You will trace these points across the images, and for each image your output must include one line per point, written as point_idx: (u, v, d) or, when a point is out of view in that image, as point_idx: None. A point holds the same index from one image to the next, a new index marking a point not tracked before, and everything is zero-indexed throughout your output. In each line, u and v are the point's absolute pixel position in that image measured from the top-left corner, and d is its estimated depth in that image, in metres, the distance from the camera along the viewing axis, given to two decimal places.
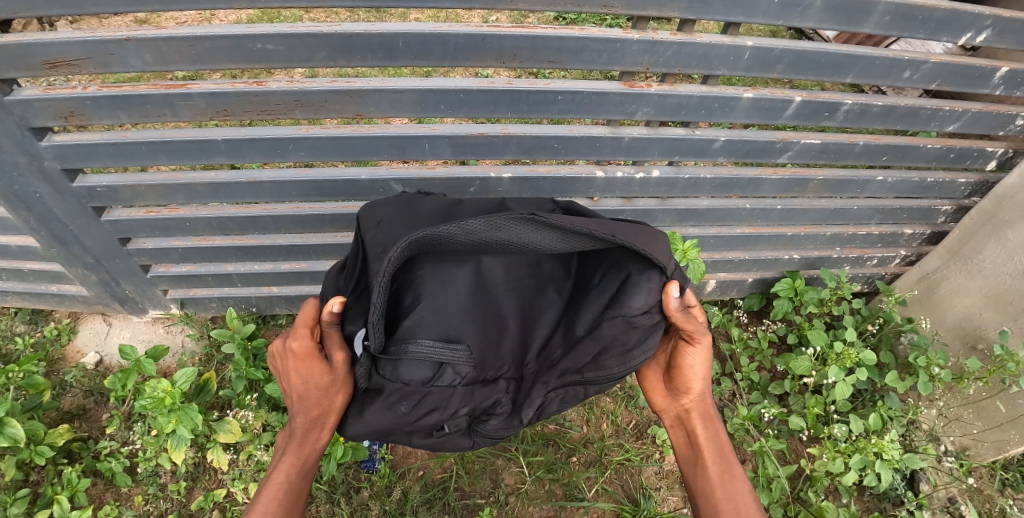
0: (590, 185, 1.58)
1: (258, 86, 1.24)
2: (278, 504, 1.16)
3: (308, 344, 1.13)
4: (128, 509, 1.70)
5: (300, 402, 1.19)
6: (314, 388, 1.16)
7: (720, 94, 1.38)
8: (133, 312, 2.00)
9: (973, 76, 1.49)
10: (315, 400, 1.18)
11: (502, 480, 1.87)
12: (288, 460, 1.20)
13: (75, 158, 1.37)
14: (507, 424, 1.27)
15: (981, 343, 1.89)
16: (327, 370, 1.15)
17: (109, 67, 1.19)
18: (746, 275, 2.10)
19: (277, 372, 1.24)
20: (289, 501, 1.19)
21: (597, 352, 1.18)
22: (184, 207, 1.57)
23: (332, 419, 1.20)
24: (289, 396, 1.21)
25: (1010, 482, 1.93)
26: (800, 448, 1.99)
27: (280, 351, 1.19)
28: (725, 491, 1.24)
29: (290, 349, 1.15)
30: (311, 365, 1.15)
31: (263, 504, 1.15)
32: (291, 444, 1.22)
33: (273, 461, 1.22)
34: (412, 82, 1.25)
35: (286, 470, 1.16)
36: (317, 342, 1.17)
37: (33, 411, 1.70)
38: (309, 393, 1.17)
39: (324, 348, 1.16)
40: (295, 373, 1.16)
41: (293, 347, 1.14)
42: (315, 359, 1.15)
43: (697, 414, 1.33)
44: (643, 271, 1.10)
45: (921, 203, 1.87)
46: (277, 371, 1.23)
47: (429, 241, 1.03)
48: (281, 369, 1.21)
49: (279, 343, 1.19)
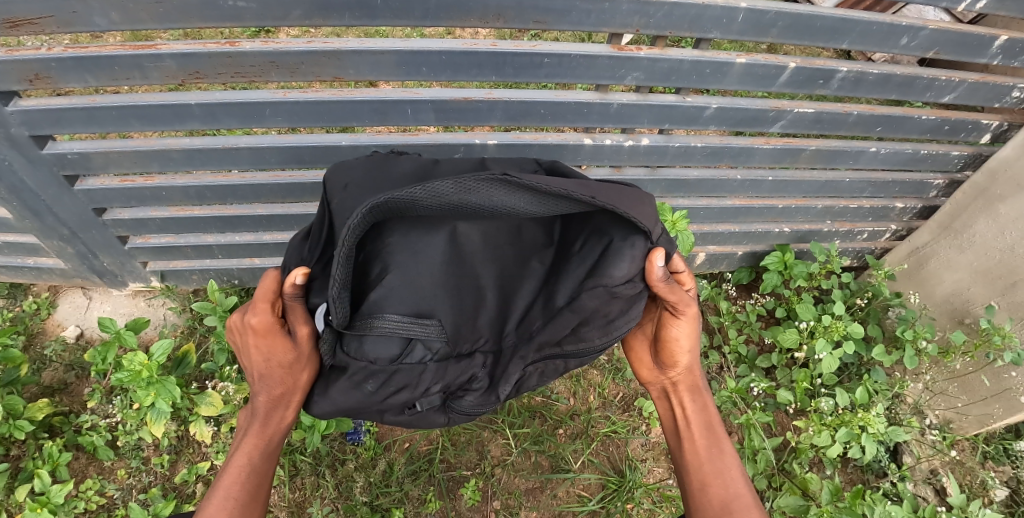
0: (578, 152, 1.54)
1: (232, 47, 1.18)
2: (240, 486, 1.14)
3: (269, 319, 1.10)
4: (111, 483, 1.68)
5: (262, 381, 1.18)
6: (277, 365, 1.14)
7: (712, 59, 1.34)
8: (113, 285, 1.96)
9: (970, 44, 1.45)
10: (277, 378, 1.16)
11: (488, 451, 1.86)
12: (251, 441, 1.19)
13: (43, 125, 1.31)
14: (483, 400, 1.25)
15: (968, 318, 1.89)
16: (290, 347, 1.12)
17: (75, 26, 1.13)
18: (736, 248, 2.08)
19: (237, 348, 1.21)
20: (252, 483, 1.17)
21: (577, 323, 1.16)
22: (160, 176, 1.52)
23: (296, 397, 1.19)
24: (251, 374, 1.19)
25: (992, 455, 1.94)
26: (786, 420, 2.02)
27: (238, 326, 1.15)
28: (713, 466, 1.22)
29: (249, 325, 1.11)
30: (274, 341, 1.12)
31: (225, 487, 1.13)
32: (254, 424, 1.20)
33: (234, 443, 1.20)
34: (391, 43, 1.20)
35: (250, 451, 1.14)
36: (279, 315, 1.13)
37: (11, 386, 1.67)
38: (271, 371, 1.15)
39: (287, 322, 1.13)
40: (256, 349, 1.14)
41: (254, 323, 1.10)
42: (277, 335, 1.11)
43: (684, 386, 1.32)
44: (626, 238, 1.05)
45: (914, 176, 1.85)
46: (238, 346, 1.20)
47: (393, 205, 0.98)
48: (241, 347, 1.18)
49: (238, 317, 1.14)
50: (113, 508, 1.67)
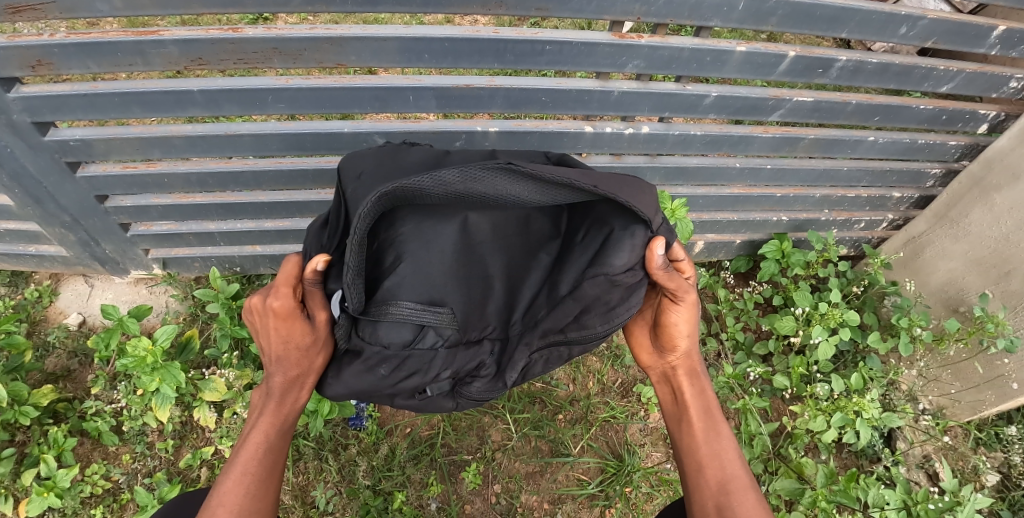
0: (578, 140, 1.56)
1: (234, 33, 1.19)
2: (257, 463, 1.13)
3: (290, 304, 1.10)
4: (116, 467, 1.70)
5: (278, 362, 1.16)
6: (294, 348, 1.13)
7: (712, 47, 1.35)
8: (115, 273, 1.97)
9: (969, 34, 1.46)
10: (294, 360, 1.15)
11: (489, 436, 1.88)
12: (267, 420, 1.17)
13: (46, 111, 1.31)
14: (491, 386, 1.29)
15: (962, 306, 1.91)
16: (309, 331, 1.12)
17: (77, 11, 1.13)
18: (734, 237, 2.10)
19: (253, 329, 1.20)
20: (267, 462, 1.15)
21: (579, 312, 1.18)
22: (162, 162, 1.53)
23: (311, 379, 1.18)
24: (267, 355, 1.18)
25: (983, 441, 1.97)
26: (782, 406, 2.03)
27: (258, 308, 1.14)
28: (710, 448, 1.23)
29: (270, 308, 1.11)
30: (292, 325, 1.12)
31: (243, 462, 1.11)
32: (269, 404, 1.19)
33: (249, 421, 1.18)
34: (394, 29, 1.21)
35: (266, 429, 1.12)
36: (299, 300, 1.13)
37: (15, 372, 1.68)
38: (288, 353, 1.14)
39: (306, 307, 1.13)
40: (274, 332, 1.13)
41: (274, 306, 1.11)
42: (296, 319, 1.11)
43: (683, 371, 1.33)
44: (627, 227, 1.06)
45: (911, 165, 1.86)
46: (253, 327, 1.19)
47: (400, 193, 1.00)
48: (258, 331, 1.17)
49: (258, 300, 1.14)
50: (118, 492, 1.69)
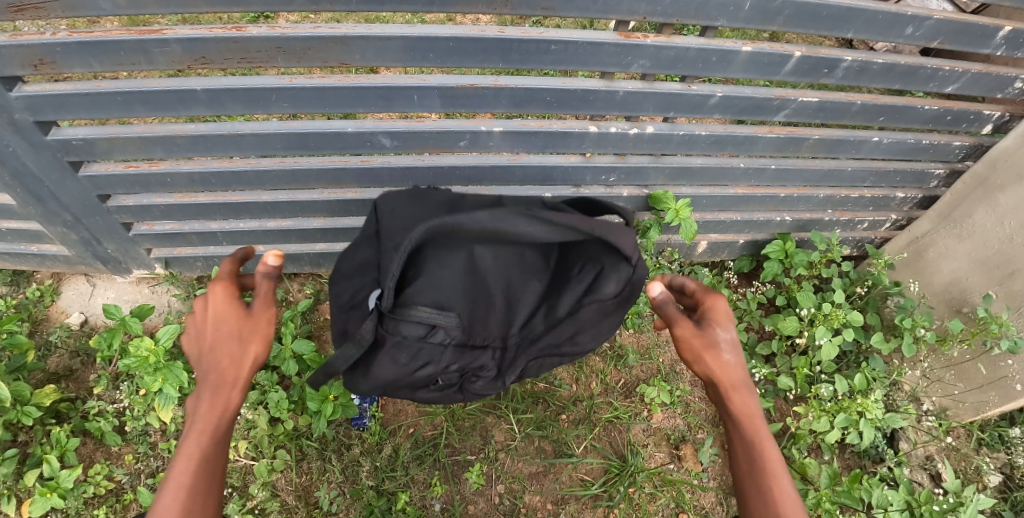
0: (583, 140, 1.55)
1: (238, 32, 1.18)
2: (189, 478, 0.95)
3: (230, 296, 1.12)
4: (119, 468, 1.70)
5: (208, 363, 1.05)
6: (229, 339, 1.07)
7: (718, 47, 1.35)
8: (117, 272, 1.96)
9: (975, 34, 1.45)
10: (226, 354, 1.05)
11: (492, 437, 1.88)
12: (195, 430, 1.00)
13: (48, 110, 1.30)
14: (492, 385, 1.33)
15: (966, 307, 1.91)
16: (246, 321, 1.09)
17: (80, 10, 1.12)
18: (737, 237, 2.09)
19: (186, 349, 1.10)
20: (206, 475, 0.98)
21: (574, 331, 1.24)
22: (164, 162, 1.52)
23: (247, 374, 1.07)
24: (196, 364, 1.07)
25: (986, 441, 1.97)
26: (785, 407, 2.02)
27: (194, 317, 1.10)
28: (770, 461, 1.04)
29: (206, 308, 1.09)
30: (230, 320, 1.09)
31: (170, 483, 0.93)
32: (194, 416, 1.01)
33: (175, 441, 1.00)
34: (399, 29, 1.20)
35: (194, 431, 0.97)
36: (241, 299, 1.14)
37: (18, 372, 1.67)
38: (221, 347, 1.05)
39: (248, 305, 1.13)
40: (210, 329, 1.08)
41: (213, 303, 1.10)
42: (235, 311, 1.10)
43: (727, 389, 1.12)
44: (617, 264, 1.13)
45: (915, 166, 1.86)
46: (187, 343, 1.10)
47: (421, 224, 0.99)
48: (194, 335, 1.11)
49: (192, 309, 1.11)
50: (121, 493, 1.69)
